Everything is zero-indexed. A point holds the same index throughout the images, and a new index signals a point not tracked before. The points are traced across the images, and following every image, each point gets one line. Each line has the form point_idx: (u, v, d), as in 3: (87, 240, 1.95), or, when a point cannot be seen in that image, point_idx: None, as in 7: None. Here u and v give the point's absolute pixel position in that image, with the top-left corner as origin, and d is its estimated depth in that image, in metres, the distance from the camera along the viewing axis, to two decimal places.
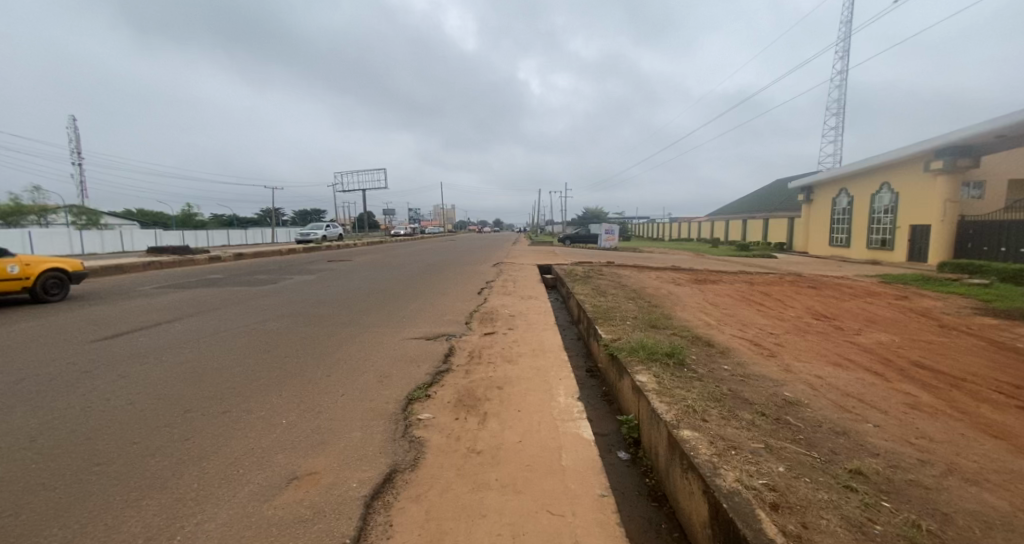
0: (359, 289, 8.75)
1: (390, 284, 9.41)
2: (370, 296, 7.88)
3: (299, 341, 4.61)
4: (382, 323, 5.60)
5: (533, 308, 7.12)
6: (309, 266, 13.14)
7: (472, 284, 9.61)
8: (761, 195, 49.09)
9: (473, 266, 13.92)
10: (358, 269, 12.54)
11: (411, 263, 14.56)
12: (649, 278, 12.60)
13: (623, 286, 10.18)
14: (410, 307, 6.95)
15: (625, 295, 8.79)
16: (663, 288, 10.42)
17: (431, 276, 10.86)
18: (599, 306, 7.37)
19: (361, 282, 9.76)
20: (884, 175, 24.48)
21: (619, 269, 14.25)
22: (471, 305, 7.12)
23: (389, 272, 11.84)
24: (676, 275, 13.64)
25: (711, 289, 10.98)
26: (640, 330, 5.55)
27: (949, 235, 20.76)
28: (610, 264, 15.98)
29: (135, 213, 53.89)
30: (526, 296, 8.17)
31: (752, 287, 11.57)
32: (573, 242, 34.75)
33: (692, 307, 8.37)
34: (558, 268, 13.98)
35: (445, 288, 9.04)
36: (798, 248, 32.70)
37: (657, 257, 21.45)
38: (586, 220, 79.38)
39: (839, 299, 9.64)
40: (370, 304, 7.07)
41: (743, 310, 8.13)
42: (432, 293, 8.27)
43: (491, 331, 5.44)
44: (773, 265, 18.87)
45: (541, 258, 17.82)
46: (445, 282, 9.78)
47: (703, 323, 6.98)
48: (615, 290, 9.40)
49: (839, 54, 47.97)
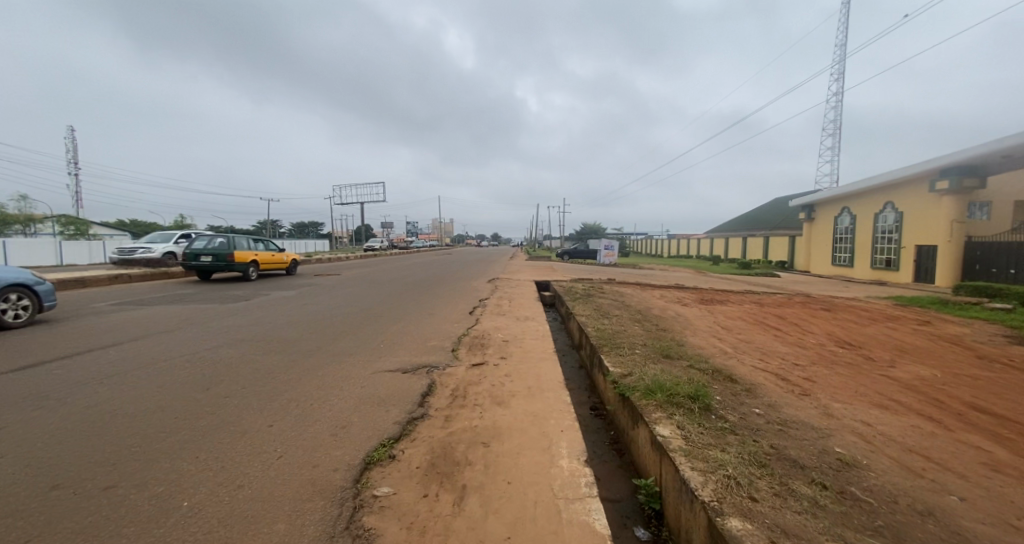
0: (341, 305, 8.02)
1: (375, 300, 8.66)
2: (351, 313, 7.14)
3: (253, 374, 3.89)
4: (356, 349, 4.87)
5: (529, 332, 6.38)
6: (294, 279, 12.38)
7: (464, 302, 8.88)
8: (760, 214, 48.85)
9: (467, 282, 13.21)
10: (344, 284, 11.82)
11: (402, 278, 13.85)
12: (653, 297, 11.91)
13: (627, 306, 9.46)
14: (394, 327, 6.20)
15: (629, 318, 8.08)
16: (670, 309, 9.71)
17: (421, 292, 10.14)
18: (603, 330, 6.64)
19: (345, 298, 9.02)
20: (887, 194, 24.15)
21: (620, 288, 13.57)
22: (461, 328, 6.38)
23: (377, 287, 11.12)
24: (681, 295, 12.96)
25: (721, 310, 10.28)
26: (652, 363, 4.81)
27: (957, 256, 20.27)
28: (611, 281, 15.29)
29: (128, 224, 53.19)
30: (522, 318, 7.44)
31: (763, 309, 10.87)
32: (571, 258, 34.19)
33: (703, 332, 7.65)
34: (556, 285, 13.28)
35: (436, 305, 8.31)
36: (800, 267, 32.17)
37: (658, 275, 20.82)
38: (584, 237, 79.19)
39: (858, 324, 8.96)
40: (349, 323, 6.33)
41: (760, 336, 7.42)
42: (420, 311, 7.53)
43: (481, 361, 4.69)
44: (778, 285, 18.26)
45: (538, 274, 17.16)
46: (436, 299, 9.05)
47: (719, 352, 6.26)
48: (619, 311, 8.68)
49: (835, 76, 48.51)
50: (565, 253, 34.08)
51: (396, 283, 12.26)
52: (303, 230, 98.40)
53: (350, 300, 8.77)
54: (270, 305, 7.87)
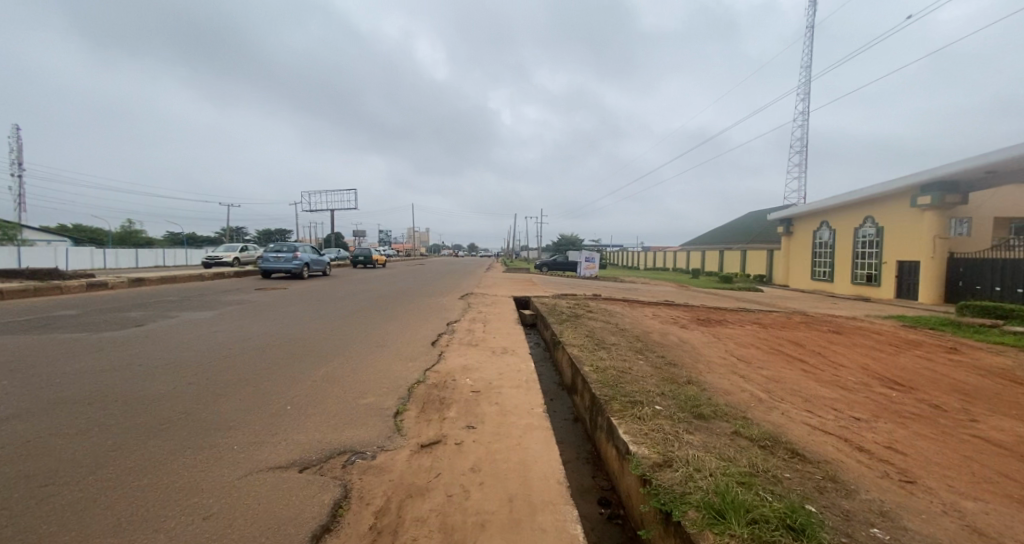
0: (268, 331, 6.28)
1: (316, 324, 6.93)
2: (275, 346, 5.41)
3: (15, 489, 2.16)
4: (246, 417, 3.19)
5: (509, 373, 4.78)
6: (230, 295, 10.46)
7: (428, 327, 7.25)
8: (735, 227, 49.29)
9: (436, 298, 11.56)
10: (289, 301, 9.95)
11: (362, 293, 12.03)
12: (646, 317, 10.58)
13: (622, 330, 8.07)
14: (323, 369, 4.50)
15: (629, 348, 6.66)
16: (671, 334, 8.35)
17: (377, 312, 8.46)
18: (604, 367, 5.16)
19: (278, 320, 7.25)
20: (868, 209, 24.11)
21: (608, 305, 12.22)
22: (416, 368, 4.76)
23: (329, 305, 9.39)
24: (675, 314, 11.71)
25: (725, 334, 9.03)
26: (689, 434, 3.31)
27: (939, 273, 20.09)
28: (596, 297, 13.98)
29: (69, 229, 48.90)
30: (498, 351, 5.85)
31: (768, 331, 9.69)
32: (550, 269, 32.98)
33: (719, 367, 6.27)
34: (537, 302, 11.83)
35: (393, 331, 6.66)
36: (778, 281, 32.00)
37: (643, 289, 19.71)
38: (560, 248, 78.79)
39: (882, 351, 7.87)
40: (263, 363, 4.62)
41: (788, 372, 6.11)
42: (368, 342, 5.86)
43: (436, 437, 3.07)
44: (768, 302, 17.39)
45: (516, 288, 15.66)
46: (394, 322, 7.39)
47: (753, 400, 4.83)
48: (615, 338, 7.25)
49: (802, 95, 50.21)
50: (543, 264, 32.77)
51: (351, 300, 10.46)
52: (269, 238, 94.25)
53: (284, 323, 7.01)
54: (171, 332, 6.03)
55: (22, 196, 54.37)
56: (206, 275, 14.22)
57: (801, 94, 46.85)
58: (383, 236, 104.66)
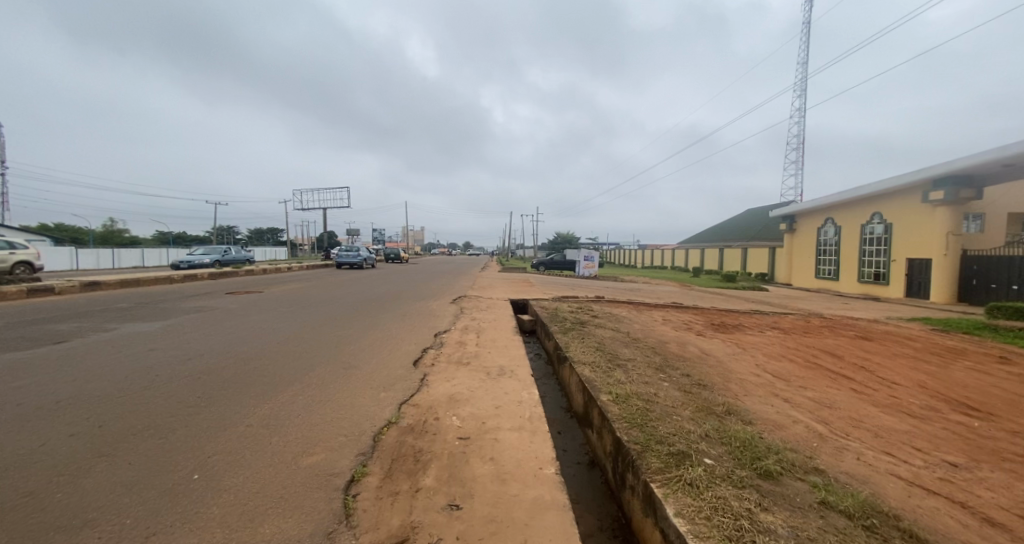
0: (217, 348, 5.18)
1: (280, 338, 5.86)
2: (216, 370, 4.31)
3: None
4: (116, 503, 2.12)
5: (508, 406, 3.77)
6: (195, 300, 9.36)
7: (413, 340, 6.23)
8: (735, 224, 48.57)
9: (427, 302, 10.54)
10: (261, 307, 8.90)
11: (346, 297, 11.00)
12: (657, 323, 9.62)
13: (635, 339, 7.11)
14: (266, 408, 3.43)
15: (647, 363, 5.69)
16: (690, 343, 7.37)
17: (355, 321, 7.42)
18: (624, 394, 4.18)
19: (235, 332, 6.15)
20: (875, 206, 23.37)
21: (614, 309, 11.27)
22: (390, 402, 3.72)
23: (304, 312, 8.34)
24: (687, 318, 10.76)
25: (748, 342, 8.07)
26: (766, 513, 2.32)
27: (952, 271, 19.36)
28: (600, 299, 13.02)
29: (51, 228, 47.33)
30: (494, 372, 4.83)
31: (794, 338, 8.74)
32: (547, 268, 32.04)
33: (755, 387, 5.30)
34: (537, 305, 10.85)
35: (368, 346, 5.62)
36: (781, 280, 31.27)
37: (647, 289, 18.79)
38: (557, 246, 77.85)
39: (929, 362, 6.97)
40: (188, 398, 3.52)
41: (838, 394, 5.17)
42: (336, 363, 4.80)
43: (400, 531, 2.05)
44: (779, 302, 16.52)
45: (514, 289, 14.69)
46: (374, 335, 6.34)
47: (812, 436, 3.85)
48: (629, 350, 6.28)
49: (799, 91, 49.79)
50: (541, 263, 31.63)
51: (333, 305, 9.43)
52: (260, 237, 92.52)
53: (240, 335, 5.92)
54: (96, 348, 4.91)
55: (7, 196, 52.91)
56: (177, 277, 13.09)
57: (799, 89, 46.22)
58: (377, 234, 103.26)
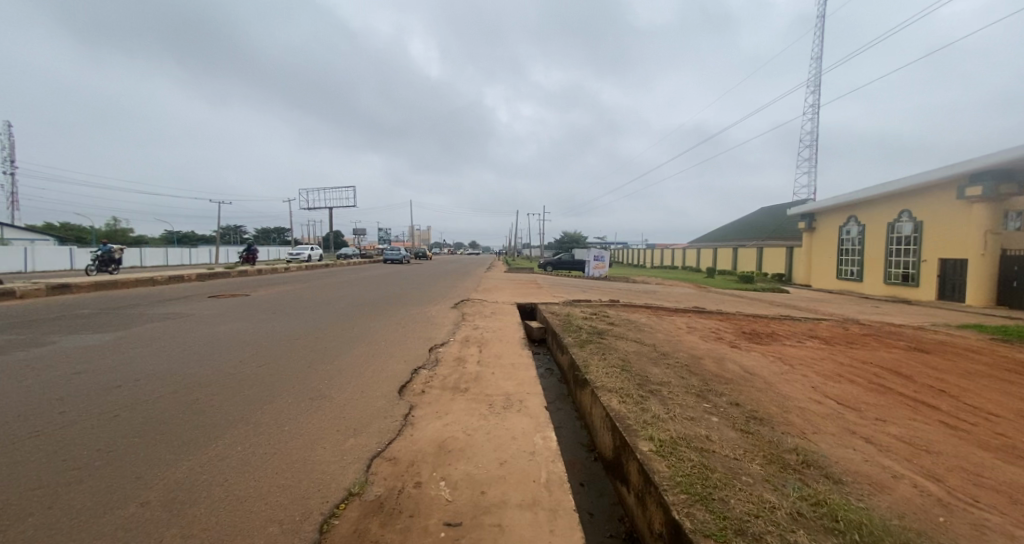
0: (161, 370, 4.21)
1: (243, 356, 4.86)
2: (143, 405, 3.33)
3: None
4: None
5: (516, 462, 2.79)
6: (171, 305, 8.47)
7: (404, 357, 5.24)
8: (748, 223, 47.12)
9: (427, 307, 9.61)
10: (242, 313, 8.01)
11: (339, 301, 10.10)
12: (682, 332, 8.61)
13: (663, 355, 6.10)
14: (182, 469, 2.45)
15: (685, 389, 4.67)
16: (728, 359, 6.31)
17: (340, 331, 6.42)
18: (669, 439, 3.18)
19: (195, 347, 5.18)
20: (904, 203, 22.03)
21: (631, 315, 10.26)
22: (357, 459, 2.72)
23: (286, 319, 7.40)
24: (714, 326, 9.72)
25: (792, 356, 6.99)
26: None
27: (990, 273, 18.08)
28: (614, 303, 12.02)
29: (59, 228, 47.41)
30: (498, 404, 3.84)
31: (841, 351, 7.64)
32: (556, 268, 30.95)
33: (822, 420, 4.26)
34: (548, 311, 9.88)
35: (348, 368, 4.62)
36: (799, 280, 29.99)
37: (662, 291, 17.71)
38: (564, 245, 76.84)
39: (1015, 383, 5.88)
40: (79, 455, 2.54)
41: (929, 431, 4.12)
42: (303, 393, 3.80)
43: None
44: (806, 306, 15.37)
45: (522, 292, 13.70)
46: (358, 350, 5.36)
47: (931, 504, 2.82)
48: (658, 369, 5.28)
49: (813, 88, 48.41)
50: (548, 263, 30.46)
51: (322, 310, 8.51)
52: (267, 237, 92.58)
53: (198, 352, 4.95)
54: (12, 370, 3.99)
55: (16, 196, 52.98)
56: (163, 277, 12.24)
57: (814, 83, 44.75)
58: (382, 234, 102.62)
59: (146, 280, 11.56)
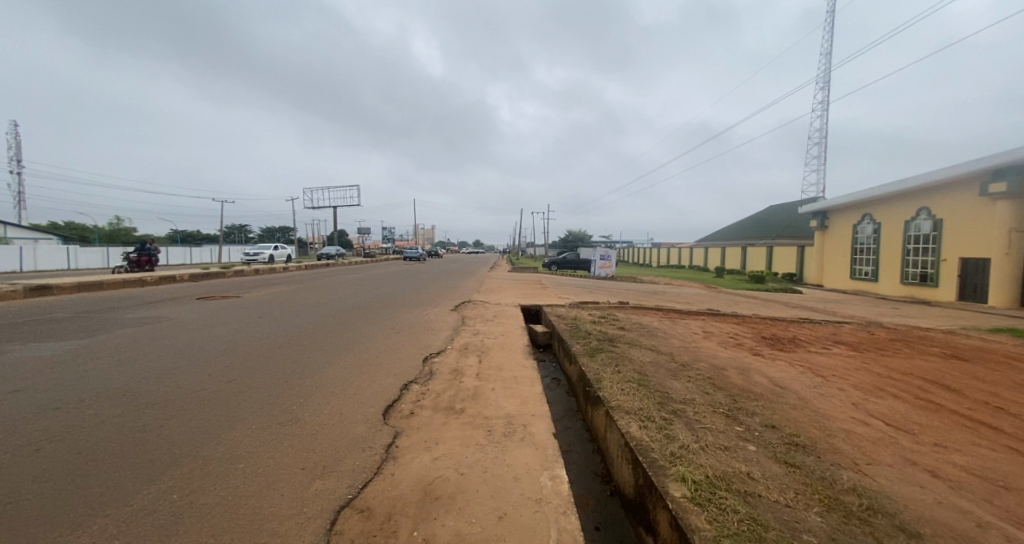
0: (116, 387, 3.71)
1: (214, 369, 4.36)
2: (79, 434, 2.82)
3: None
4: None
5: (518, 515, 2.23)
6: (155, 308, 8.02)
7: (394, 369, 4.71)
8: (757, 221, 46.24)
9: (426, 310, 9.08)
10: (228, 316, 7.53)
11: (334, 303, 9.60)
12: (698, 338, 8.02)
13: (681, 365, 5.54)
14: (94, 529, 1.93)
15: (711, 408, 4.11)
16: (752, 370, 5.72)
17: (328, 338, 5.91)
18: (704, 479, 2.62)
19: (164, 358, 4.68)
20: (922, 200, 21.22)
21: (643, 318, 9.68)
22: (319, 512, 2.18)
23: (273, 323, 6.91)
24: (731, 331, 9.12)
25: (823, 365, 6.36)
26: None
27: (1015, 273, 17.29)
28: (623, 305, 11.45)
29: (64, 228, 47.55)
30: (497, 430, 3.29)
31: (874, 359, 7.00)
32: (561, 268, 30.36)
33: (875, 447, 3.66)
34: (553, 315, 9.32)
35: (329, 383, 4.10)
36: (811, 280, 29.20)
37: (671, 292, 17.10)
38: (569, 244, 76.27)
39: None
40: None
41: (1002, 461, 3.52)
42: (271, 416, 3.28)
43: None
44: (822, 308, 14.71)
45: (526, 293, 13.14)
46: (344, 361, 4.85)
47: None
48: (678, 384, 4.72)
49: (823, 83, 47.24)
50: (553, 262, 29.92)
51: (313, 314, 8.02)
52: (271, 236, 92.67)
53: (165, 364, 4.45)
54: None
55: (24, 195, 53.36)
56: (155, 277, 11.80)
57: (824, 78, 43.77)
58: (386, 233, 102.38)
59: (136, 280, 11.11)
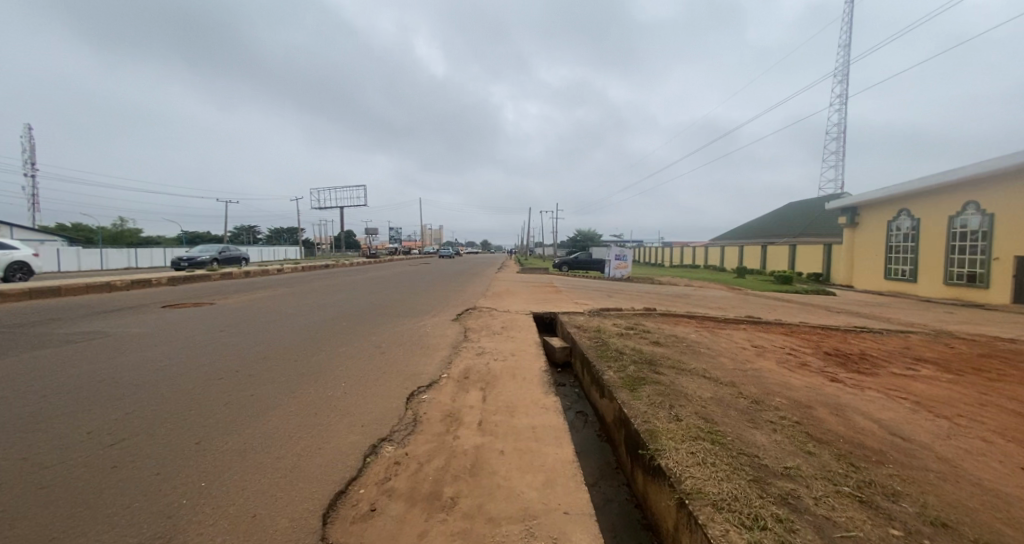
0: None
1: (107, 421, 3.04)
2: None
3: None
4: None
5: None
6: (104, 318, 6.79)
7: (361, 417, 3.35)
8: (775, 219, 44.30)
9: (423, 320, 7.74)
10: (183, 329, 6.28)
11: (318, 310, 8.32)
12: (752, 356, 6.56)
13: (753, 403, 4.12)
14: None
15: (833, 486, 2.69)
16: (849, 408, 4.27)
17: (290, 365, 4.61)
18: None
19: (50, 400, 3.38)
20: (968, 194, 19.41)
21: (676, 329, 8.25)
22: None
23: (234, 339, 5.64)
24: (785, 345, 7.63)
25: (931, 397, 4.88)
26: None
27: None
28: (650, 312, 10.03)
29: (69, 230, 47.42)
30: None
31: (987, 385, 5.49)
32: (572, 268, 28.92)
33: None
34: (572, 326, 7.91)
35: (258, 450, 2.73)
36: (839, 281, 27.39)
37: (696, 295, 15.61)
38: (579, 243, 74.78)
39: None
40: None
41: None
42: (132, 529, 1.94)
43: None
44: (871, 313, 13.12)
45: (538, 298, 11.76)
46: (296, 404, 3.51)
47: None
48: (765, 441, 3.31)
49: (843, 75, 45.31)
50: (564, 262, 28.52)
51: (287, 325, 6.76)
52: (279, 237, 92.64)
53: (41, 412, 3.14)
54: None
55: (33, 198, 53.51)
56: (123, 283, 10.53)
57: (843, 69, 41.90)
58: (394, 233, 101.81)
59: (99, 285, 9.86)
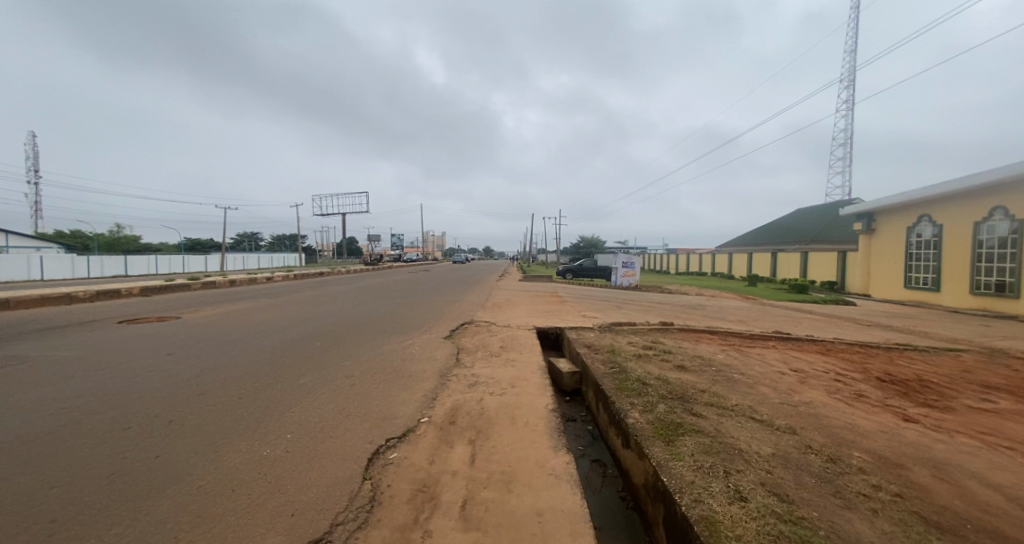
0: None
1: None
2: None
3: None
4: None
5: None
6: (43, 339, 5.90)
7: (294, 498, 2.38)
8: (784, 225, 43.29)
9: (411, 339, 6.77)
10: (125, 352, 5.34)
11: (293, 327, 7.37)
12: (797, 385, 5.53)
13: (830, 462, 3.09)
14: None
15: None
16: (954, 467, 3.23)
17: (230, 406, 3.67)
18: None
19: None
20: (995, 198, 18.29)
21: (701, 349, 7.23)
22: None
23: (177, 367, 4.72)
24: (828, 368, 6.59)
25: None
26: None
27: None
28: (667, 327, 9.03)
29: (67, 237, 47.00)
30: None
31: None
32: (577, 276, 27.92)
33: None
34: (581, 345, 6.89)
35: None
36: (856, 289, 26.30)
37: (711, 306, 14.62)
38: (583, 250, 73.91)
39: None
40: None
41: None
42: None
43: None
44: (905, 327, 12.05)
45: (543, 310, 10.79)
46: (211, 476, 2.55)
47: None
48: (872, 534, 2.29)
49: (849, 81, 44.62)
50: (568, 269, 27.61)
51: (250, 348, 5.80)
52: (280, 244, 92.13)
53: None
54: None
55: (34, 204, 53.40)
56: (87, 295, 9.59)
57: (850, 74, 41.15)
58: (396, 239, 101.33)
59: (56, 298, 8.89)
